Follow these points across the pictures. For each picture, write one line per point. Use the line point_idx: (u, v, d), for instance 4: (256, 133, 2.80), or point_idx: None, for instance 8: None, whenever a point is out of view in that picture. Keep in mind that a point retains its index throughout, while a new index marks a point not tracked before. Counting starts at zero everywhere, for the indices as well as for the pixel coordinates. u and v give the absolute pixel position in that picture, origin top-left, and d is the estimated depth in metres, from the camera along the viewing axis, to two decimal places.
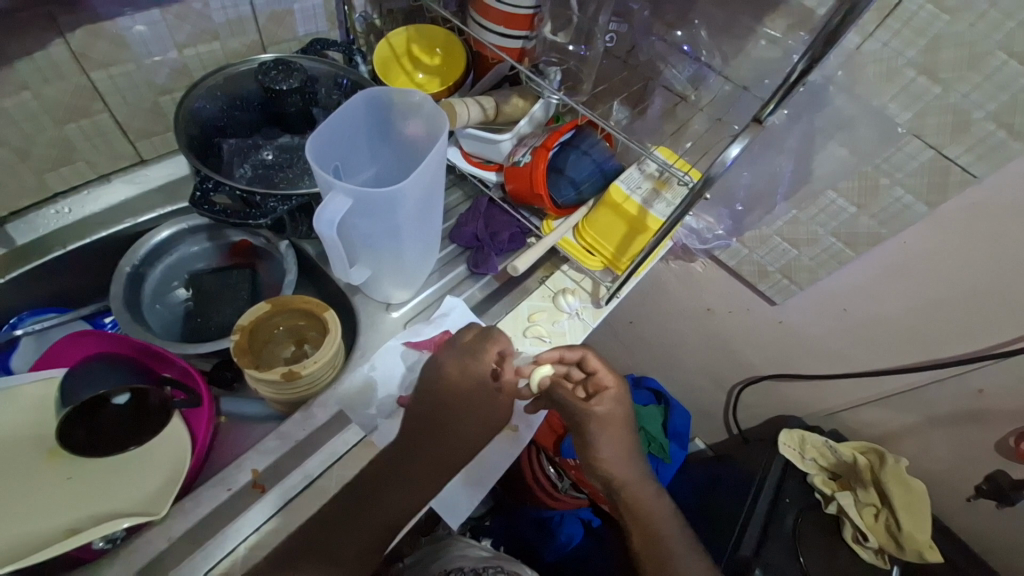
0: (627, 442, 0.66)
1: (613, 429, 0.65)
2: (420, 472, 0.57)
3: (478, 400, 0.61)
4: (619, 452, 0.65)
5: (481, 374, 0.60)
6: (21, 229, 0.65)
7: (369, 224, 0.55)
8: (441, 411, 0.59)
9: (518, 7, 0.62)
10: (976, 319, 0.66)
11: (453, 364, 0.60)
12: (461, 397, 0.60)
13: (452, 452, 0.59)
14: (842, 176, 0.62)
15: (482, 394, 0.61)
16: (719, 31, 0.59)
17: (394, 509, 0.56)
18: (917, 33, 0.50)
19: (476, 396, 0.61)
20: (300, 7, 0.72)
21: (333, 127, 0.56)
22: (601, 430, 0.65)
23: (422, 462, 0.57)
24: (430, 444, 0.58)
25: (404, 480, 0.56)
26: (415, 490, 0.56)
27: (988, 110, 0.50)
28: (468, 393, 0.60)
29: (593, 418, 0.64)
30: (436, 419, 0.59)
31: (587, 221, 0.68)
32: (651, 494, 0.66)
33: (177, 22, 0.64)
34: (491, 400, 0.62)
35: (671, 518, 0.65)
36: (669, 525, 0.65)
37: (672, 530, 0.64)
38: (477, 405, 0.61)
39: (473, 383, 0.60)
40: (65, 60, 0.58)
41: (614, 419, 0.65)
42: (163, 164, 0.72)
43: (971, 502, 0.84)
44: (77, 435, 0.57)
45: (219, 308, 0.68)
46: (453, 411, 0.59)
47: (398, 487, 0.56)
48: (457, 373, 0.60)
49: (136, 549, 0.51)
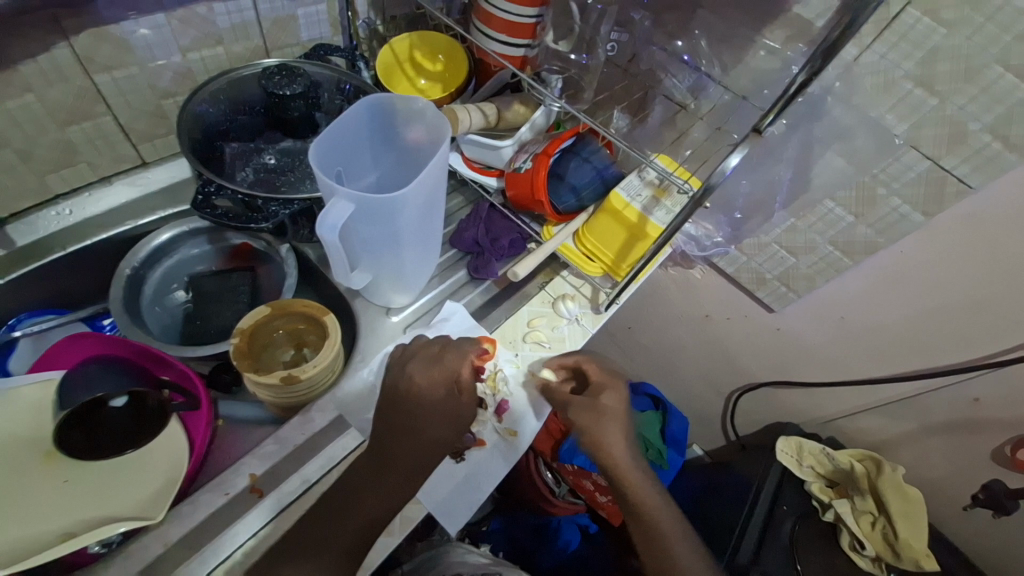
0: (627, 435, 0.63)
1: (614, 424, 0.62)
2: (395, 476, 0.56)
3: (443, 406, 0.59)
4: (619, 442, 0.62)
5: (443, 380, 0.60)
6: (21, 230, 0.65)
7: (371, 229, 0.55)
8: (408, 416, 0.58)
9: (521, 16, 0.62)
10: (974, 328, 0.66)
11: (420, 373, 0.59)
12: (425, 403, 0.59)
13: (424, 456, 0.58)
14: (840, 186, 0.63)
15: (448, 400, 0.59)
16: (718, 41, 0.60)
17: (370, 513, 0.55)
18: (914, 46, 0.51)
19: (441, 402, 0.59)
20: (303, 12, 0.73)
21: (337, 132, 0.56)
22: (603, 425, 0.62)
23: (399, 469, 0.56)
24: (401, 449, 0.57)
25: (380, 484, 0.56)
26: (389, 494, 0.56)
27: (984, 122, 0.51)
28: (433, 400, 0.59)
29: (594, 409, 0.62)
30: (403, 425, 0.57)
31: (587, 228, 0.68)
32: (654, 495, 0.63)
33: (182, 26, 0.64)
34: (455, 405, 0.59)
35: (674, 517, 0.63)
36: (672, 527, 0.62)
37: (676, 532, 0.62)
38: (444, 410, 0.59)
39: (437, 389, 0.59)
40: (69, 63, 0.58)
41: (615, 412, 0.63)
42: (165, 166, 0.73)
43: (968, 511, 0.84)
44: (74, 439, 0.57)
45: (219, 311, 0.69)
46: (418, 418, 0.58)
47: (375, 491, 0.56)
48: (423, 381, 0.59)
49: (133, 555, 0.50)
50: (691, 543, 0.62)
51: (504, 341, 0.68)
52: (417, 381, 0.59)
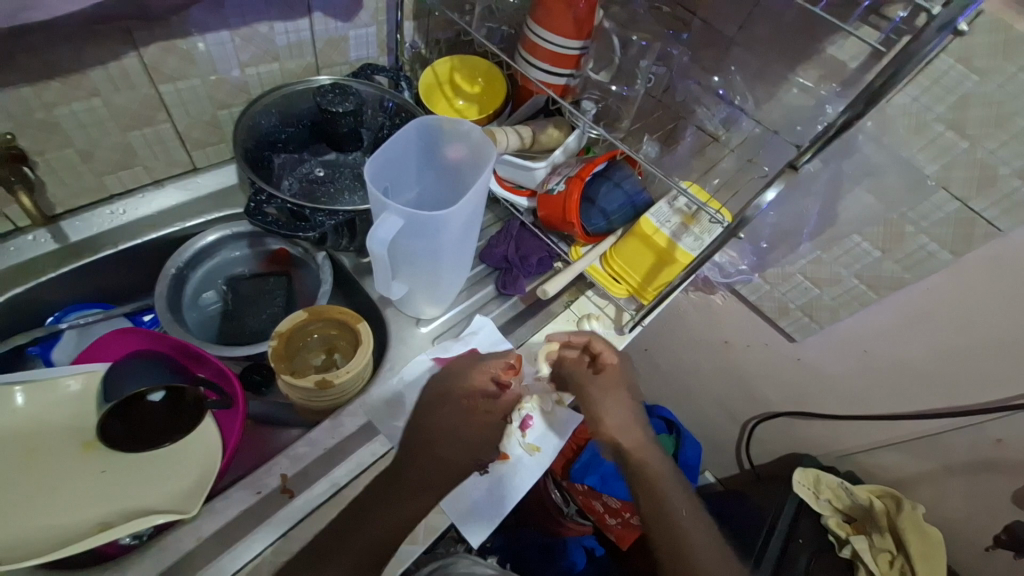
0: (628, 411, 0.72)
1: (615, 400, 0.71)
2: (408, 491, 0.58)
3: (457, 420, 0.64)
4: (621, 416, 0.71)
5: (460, 394, 0.65)
6: (75, 226, 0.68)
7: (416, 243, 0.57)
8: (424, 430, 0.62)
9: (567, 48, 0.65)
10: (999, 370, 0.66)
11: (438, 384, 0.65)
12: (443, 416, 0.63)
13: (438, 473, 0.60)
14: (869, 222, 0.64)
15: (463, 415, 0.64)
16: (753, 78, 0.63)
17: (379, 531, 0.56)
18: (946, 91, 0.52)
19: (455, 416, 0.64)
20: (355, 33, 0.76)
21: (387, 151, 0.59)
22: (603, 397, 0.69)
23: (411, 485, 0.59)
24: (415, 462, 0.60)
25: (398, 496, 0.58)
26: (401, 507, 0.58)
27: (1014, 167, 0.52)
28: (448, 417, 0.63)
29: (593, 384, 0.69)
30: (419, 438, 0.62)
31: (615, 250, 0.70)
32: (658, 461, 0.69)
33: (244, 43, 0.67)
34: (470, 420, 0.65)
35: (681, 494, 0.67)
36: (681, 507, 0.65)
37: (685, 511, 0.64)
38: (457, 426, 0.63)
39: (451, 405, 0.64)
40: (137, 72, 0.62)
41: (616, 388, 0.71)
42: (214, 173, 0.76)
43: (989, 553, 0.82)
44: (116, 430, 0.59)
45: (255, 313, 0.71)
46: (436, 433, 0.62)
47: (390, 504, 0.57)
48: (439, 393, 0.64)
49: (166, 547, 0.52)
50: (695, 516, 0.64)
51: (528, 358, 0.70)
52: (433, 392, 0.64)
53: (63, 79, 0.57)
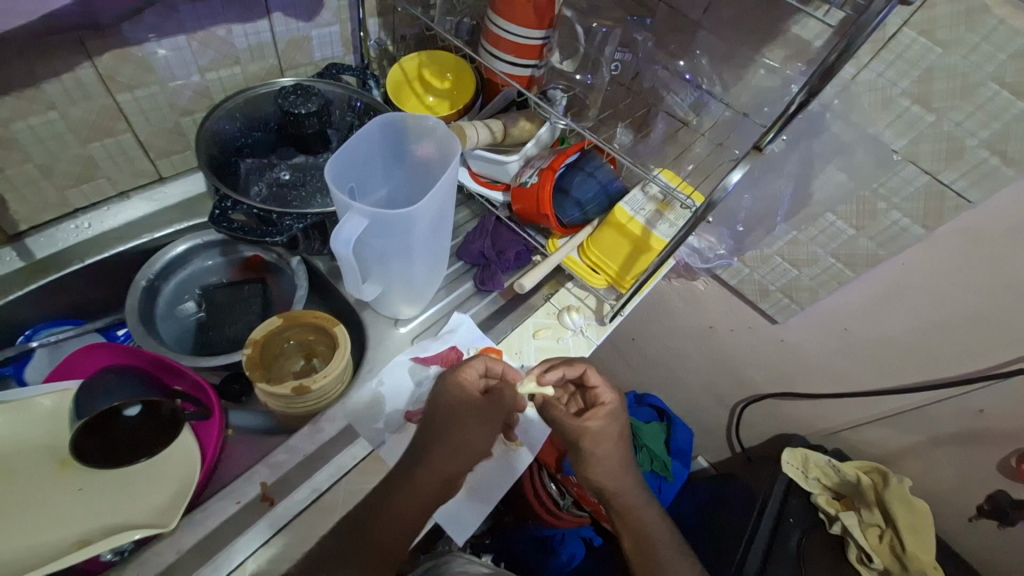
0: (620, 454, 0.63)
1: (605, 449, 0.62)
2: (419, 505, 0.57)
3: (467, 427, 0.59)
4: (614, 466, 0.63)
5: (469, 400, 0.59)
6: (40, 242, 0.67)
7: (383, 242, 0.57)
8: (428, 438, 0.58)
9: (529, 38, 0.65)
10: (975, 342, 0.67)
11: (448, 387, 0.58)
12: (446, 424, 0.58)
13: (445, 482, 0.58)
14: (840, 201, 0.64)
15: (474, 424, 0.59)
16: (719, 61, 0.62)
17: (386, 540, 0.56)
18: (910, 64, 0.52)
19: (465, 425, 0.58)
20: (317, 33, 0.75)
21: (351, 150, 0.58)
22: (592, 448, 0.61)
23: (416, 497, 0.57)
24: (421, 473, 0.57)
25: (405, 510, 0.56)
26: (411, 518, 0.57)
27: (982, 138, 0.52)
28: (456, 426, 0.58)
29: (584, 434, 0.61)
30: (425, 449, 0.58)
31: (591, 240, 0.69)
32: (646, 502, 0.65)
33: (202, 48, 0.66)
34: (475, 425, 0.59)
35: (663, 525, 0.65)
36: (667, 544, 0.63)
37: (670, 545, 0.63)
38: (464, 433, 0.58)
39: (465, 411, 0.58)
40: (93, 82, 0.60)
41: (609, 435, 0.62)
42: (181, 181, 0.75)
43: (972, 522, 0.84)
44: (92, 448, 0.57)
45: (231, 322, 0.70)
46: (443, 446, 0.57)
47: (402, 516, 0.56)
48: (449, 400, 0.58)
49: (147, 562, 0.51)
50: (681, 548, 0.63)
51: (510, 352, 0.70)
52: (445, 398, 0.58)
53: (17, 94, 0.56)
